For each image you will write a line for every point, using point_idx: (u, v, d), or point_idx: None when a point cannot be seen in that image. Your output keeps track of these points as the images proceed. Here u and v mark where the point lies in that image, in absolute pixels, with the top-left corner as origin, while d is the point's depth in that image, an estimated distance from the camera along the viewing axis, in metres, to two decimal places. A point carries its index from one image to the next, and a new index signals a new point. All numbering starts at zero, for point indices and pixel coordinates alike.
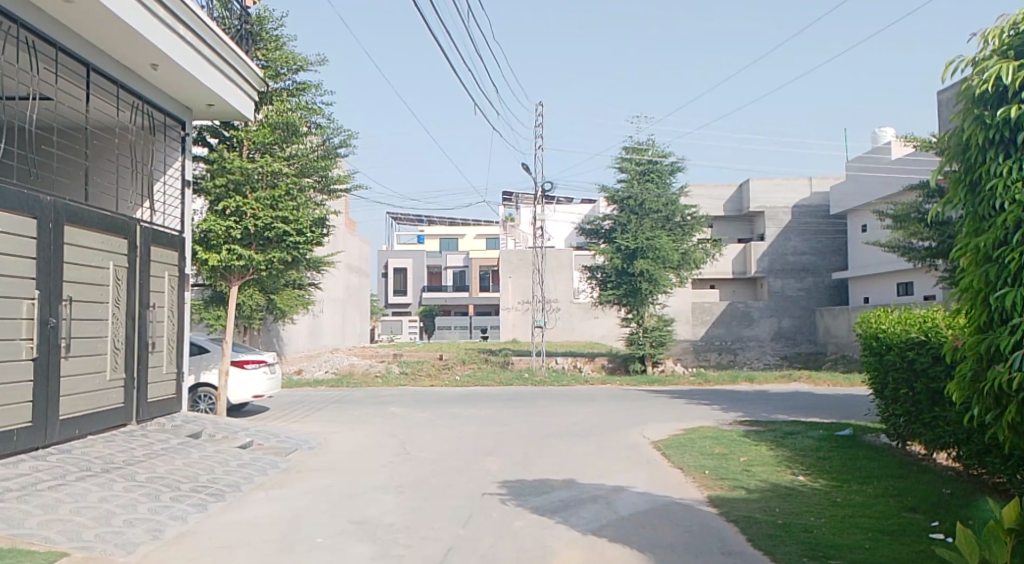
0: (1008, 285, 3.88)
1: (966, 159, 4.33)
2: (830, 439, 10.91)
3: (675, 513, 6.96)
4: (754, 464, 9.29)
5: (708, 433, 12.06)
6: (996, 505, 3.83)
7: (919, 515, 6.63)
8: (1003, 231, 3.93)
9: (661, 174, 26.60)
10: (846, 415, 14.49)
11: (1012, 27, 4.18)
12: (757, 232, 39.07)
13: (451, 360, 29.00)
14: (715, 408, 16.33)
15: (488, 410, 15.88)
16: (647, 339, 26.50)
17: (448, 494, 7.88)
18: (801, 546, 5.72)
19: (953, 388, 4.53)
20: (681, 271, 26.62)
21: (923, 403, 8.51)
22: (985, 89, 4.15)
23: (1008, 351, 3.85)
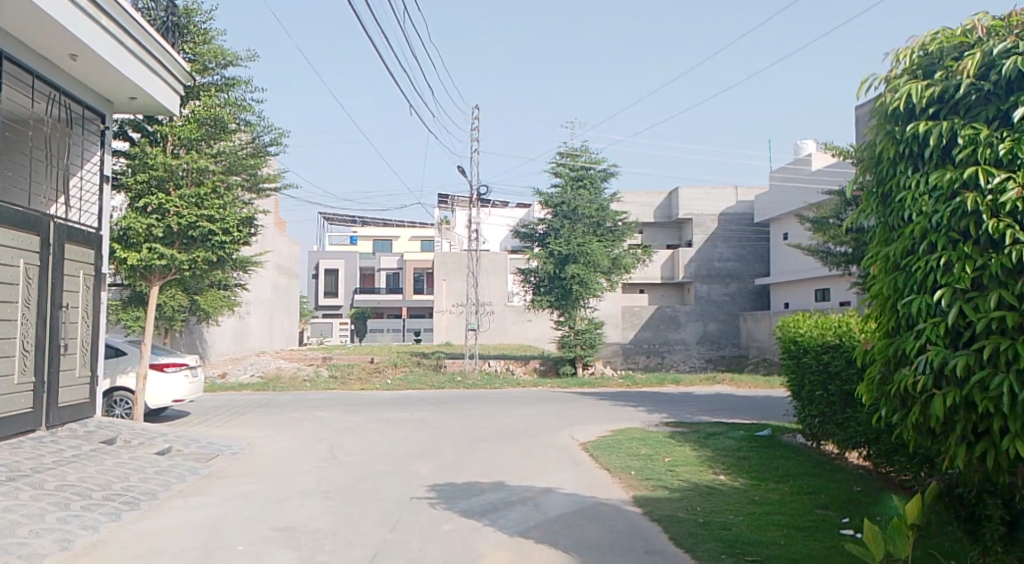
0: (915, 292, 4.10)
1: (879, 171, 4.56)
2: (750, 439, 11.29)
3: (599, 514, 7.07)
4: (678, 464, 9.51)
5: (635, 435, 12.26)
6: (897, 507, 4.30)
7: (830, 512, 6.92)
8: (911, 240, 4.15)
9: (593, 181, 26.99)
10: (766, 417, 14.97)
11: (922, 48, 4.41)
12: (686, 239, 40.07)
13: (382, 363, 28.64)
14: (642, 410, 16.61)
15: (417, 413, 15.75)
16: (578, 342, 26.82)
17: (375, 498, 7.80)
18: (719, 543, 5.91)
19: (863, 390, 4.74)
20: (611, 276, 27.02)
21: (837, 405, 8.87)
22: (897, 106, 4.35)
23: (914, 354, 4.07)
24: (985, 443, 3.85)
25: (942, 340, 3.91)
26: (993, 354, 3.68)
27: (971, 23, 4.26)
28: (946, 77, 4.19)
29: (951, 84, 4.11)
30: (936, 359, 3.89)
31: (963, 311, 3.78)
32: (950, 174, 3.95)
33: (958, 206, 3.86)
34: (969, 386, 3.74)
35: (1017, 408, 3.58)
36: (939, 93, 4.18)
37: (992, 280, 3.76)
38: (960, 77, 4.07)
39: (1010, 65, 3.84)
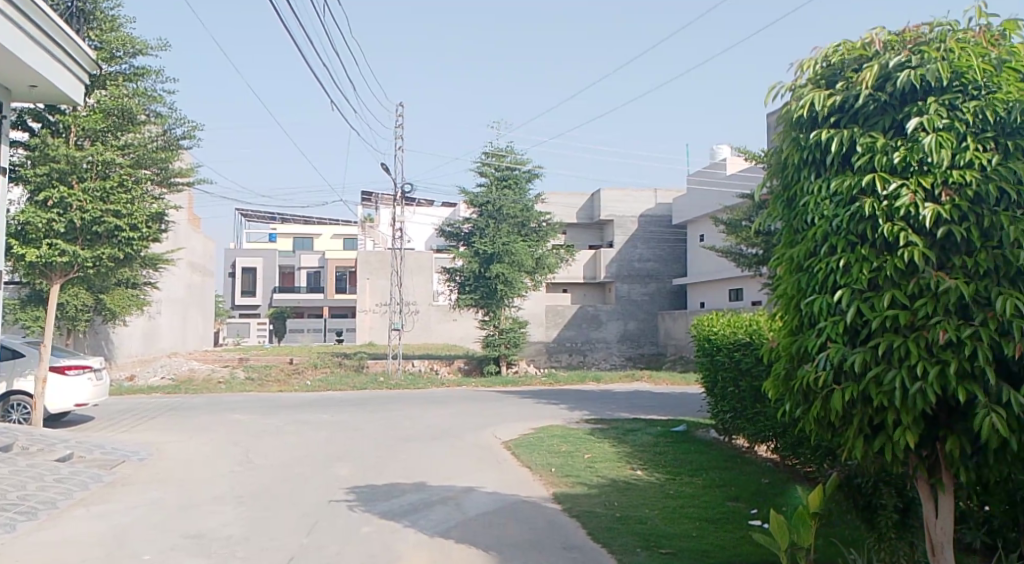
0: (816, 292, 4.30)
1: (785, 176, 4.74)
2: (666, 435, 11.59)
3: (519, 512, 7.12)
4: (597, 461, 9.69)
5: (556, 432, 12.40)
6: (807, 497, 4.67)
7: (740, 504, 7.19)
8: (814, 243, 4.34)
9: (518, 181, 27.10)
10: (682, 412, 15.43)
11: (824, 58, 4.59)
12: (608, 239, 40.82)
13: (302, 363, 28.02)
14: (563, 407, 16.84)
15: (337, 415, 15.48)
16: (502, 341, 26.93)
17: (292, 502, 7.63)
18: (634, 537, 6.06)
19: (769, 386, 4.94)
20: (535, 275, 27.25)
21: (747, 400, 9.22)
22: (802, 114, 4.52)
23: (815, 351, 4.26)
24: (880, 435, 4.08)
25: (842, 338, 4.11)
26: (888, 350, 3.91)
27: (870, 36, 4.45)
28: (846, 87, 4.38)
29: (852, 94, 4.30)
30: (836, 356, 4.09)
31: (861, 309, 4.00)
32: (850, 181, 4.14)
33: (857, 211, 4.06)
34: (866, 381, 3.96)
35: (909, 401, 3.83)
36: (841, 102, 4.37)
37: (887, 281, 3.97)
38: (859, 88, 4.27)
39: (903, 78, 4.07)
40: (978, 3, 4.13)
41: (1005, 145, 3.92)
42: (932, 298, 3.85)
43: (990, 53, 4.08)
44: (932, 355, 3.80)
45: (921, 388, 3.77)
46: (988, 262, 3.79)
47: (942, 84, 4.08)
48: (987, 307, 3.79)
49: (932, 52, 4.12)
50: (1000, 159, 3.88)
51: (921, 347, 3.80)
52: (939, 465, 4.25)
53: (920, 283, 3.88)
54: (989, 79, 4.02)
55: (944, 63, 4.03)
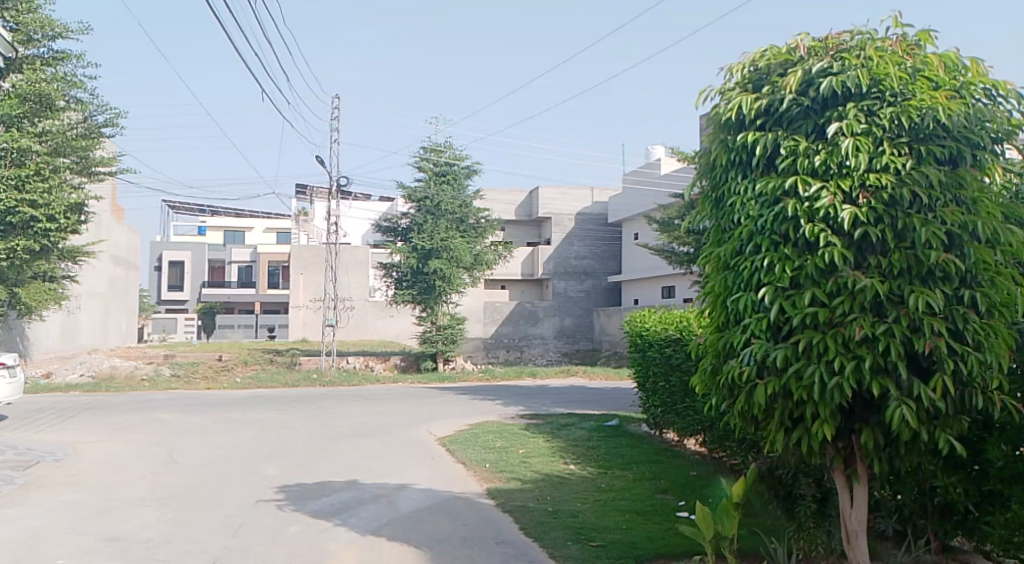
0: (742, 289, 4.42)
1: (714, 177, 4.87)
2: (599, 429, 11.77)
3: (452, 508, 7.11)
4: (531, 456, 9.76)
5: (491, 428, 12.44)
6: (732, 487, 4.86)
7: (669, 496, 7.36)
8: (740, 242, 4.47)
9: (456, 177, 26.95)
10: (615, 407, 15.70)
11: (751, 64, 4.71)
12: (545, 236, 41.12)
13: (231, 360, 27.31)
14: (499, 403, 16.91)
15: (268, 412, 15.16)
16: (439, 337, 26.81)
17: (218, 502, 7.42)
18: (566, 530, 6.13)
19: (697, 380, 5.06)
20: (473, 272, 27.22)
21: (677, 394, 9.44)
22: (730, 117, 4.63)
23: (740, 348, 4.38)
24: (800, 428, 4.24)
25: (765, 335, 4.25)
26: (808, 346, 4.06)
27: (794, 42, 4.58)
28: (772, 91, 4.50)
29: (776, 98, 4.43)
30: (759, 352, 4.22)
31: (783, 307, 4.14)
32: (774, 182, 4.28)
33: (781, 212, 4.20)
34: (787, 376, 4.11)
35: (826, 395, 4.00)
36: (766, 106, 4.49)
37: (808, 279, 4.12)
38: (783, 92, 4.40)
39: (826, 84, 4.21)
40: (895, 14, 4.30)
41: (919, 151, 4.10)
42: (849, 296, 4.02)
43: (906, 62, 4.25)
44: (848, 351, 3.98)
45: (839, 382, 3.94)
46: (901, 262, 3.97)
47: (860, 91, 4.25)
48: (900, 304, 3.98)
49: (851, 59, 4.28)
50: (913, 164, 4.06)
51: (839, 343, 3.97)
52: (854, 456, 4.44)
53: (838, 282, 4.04)
54: (904, 86, 4.19)
55: (863, 70, 4.20)
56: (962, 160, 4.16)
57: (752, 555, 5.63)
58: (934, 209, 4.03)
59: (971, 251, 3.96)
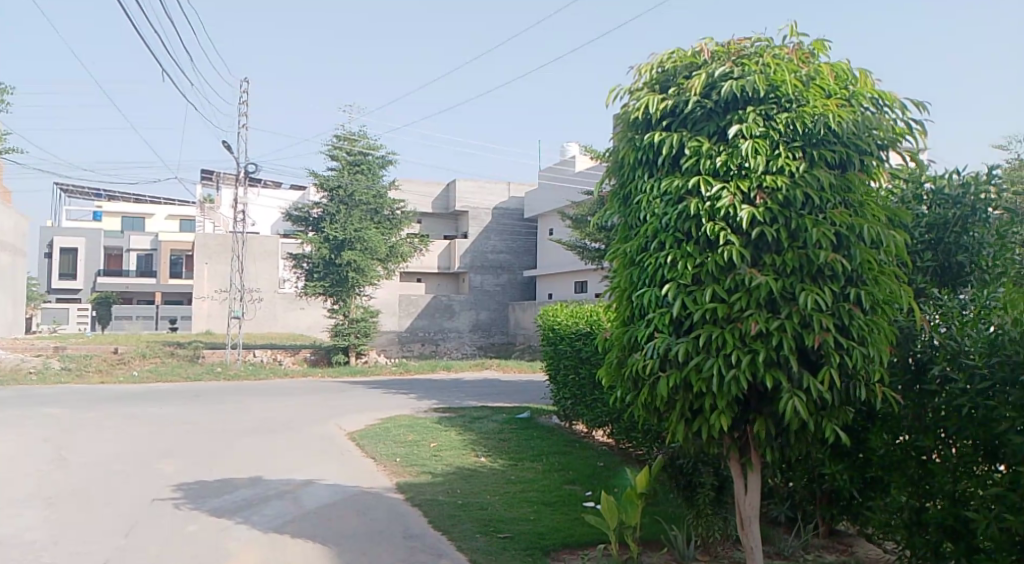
0: (647, 285, 4.54)
1: (622, 175, 4.96)
2: (511, 422, 11.85)
3: (360, 503, 7.00)
4: (443, 449, 9.74)
5: (403, 422, 12.32)
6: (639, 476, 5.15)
7: (576, 487, 7.49)
8: (646, 239, 4.58)
9: (371, 167, 26.55)
10: (527, 400, 15.86)
11: (659, 65, 4.81)
12: (461, 230, 41.04)
13: (128, 353, 25.97)
14: (411, 397, 16.78)
15: (168, 407, 14.51)
16: (351, 330, 26.36)
17: (111, 502, 7.06)
18: (475, 523, 6.15)
19: (603, 373, 5.16)
20: (388, 264, 26.87)
21: (587, 387, 9.62)
22: (638, 116, 4.73)
23: (644, 341, 4.50)
24: (699, 419, 4.40)
25: (668, 329, 4.38)
26: (708, 340, 4.21)
27: (699, 45, 4.72)
28: (678, 93, 4.64)
29: (681, 99, 4.56)
30: (662, 345, 4.34)
31: (684, 302, 4.28)
32: (678, 181, 4.41)
33: (684, 210, 4.34)
34: (688, 369, 4.26)
35: (724, 387, 4.17)
36: (672, 107, 4.62)
37: (708, 276, 4.28)
38: (688, 94, 4.54)
39: (727, 88, 4.37)
40: (792, 23, 4.50)
41: (811, 155, 4.32)
42: (745, 292, 4.19)
43: (801, 70, 4.46)
44: (744, 345, 4.16)
45: (735, 374, 4.12)
46: (795, 260, 4.17)
47: (759, 95, 4.42)
48: (792, 301, 4.18)
49: (752, 65, 4.45)
50: (806, 167, 4.27)
51: (736, 338, 4.15)
52: (748, 445, 4.65)
53: (736, 279, 4.21)
54: (799, 93, 4.40)
55: (762, 76, 4.38)
56: (851, 165, 4.40)
57: (654, 542, 5.80)
58: (826, 211, 4.25)
59: (857, 252, 4.20)
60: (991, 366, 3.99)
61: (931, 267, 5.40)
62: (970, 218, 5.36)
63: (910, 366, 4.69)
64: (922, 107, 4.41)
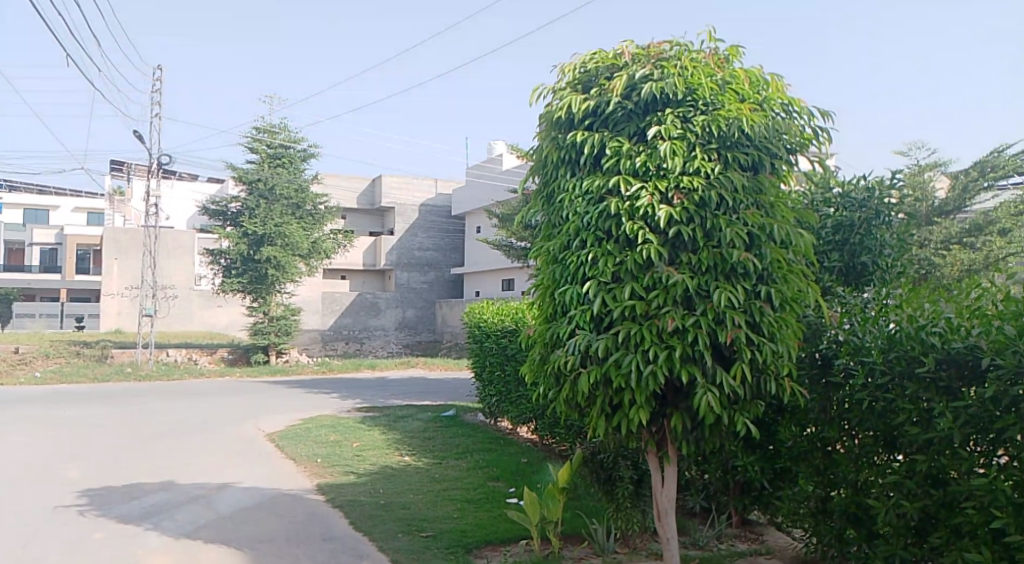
0: (569, 282, 4.59)
1: (545, 173, 5.00)
2: (436, 420, 11.79)
3: (278, 506, 6.83)
4: (365, 449, 9.59)
5: (325, 422, 12.07)
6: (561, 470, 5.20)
7: (499, 483, 7.52)
8: (569, 237, 4.63)
9: (292, 160, 25.93)
10: (452, 398, 15.82)
11: (582, 65, 4.86)
12: (387, 226, 40.56)
13: (30, 353, 24.56)
14: (335, 396, 16.48)
15: (74, 410, 13.80)
16: (272, 329, 25.67)
17: (8, 510, 6.66)
18: (397, 523, 6.09)
19: (526, 369, 5.18)
20: (310, 260, 26.26)
21: (512, 384, 9.67)
22: (561, 115, 4.77)
23: (566, 338, 4.55)
24: (619, 414, 4.48)
25: (589, 325, 4.44)
26: (627, 337, 4.29)
27: (620, 47, 4.80)
28: (599, 93, 4.70)
29: (603, 100, 4.63)
30: (582, 342, 4.40)
31: (605, 299, 4.35)
32: (599, 181, 4.48)
33: (605, 209, 4.40)
34: (607, 365, 4.32)
35: (642, 383, 4.25)
36: (594, 107, 4.68)
37: (627, 275, 4.36)
38: (610, 95, 4.61)
39: (647, 89, 4.47)
40: (709, 28, 4.63)
41: (726, 157, 4.46)
42: (663, 290, 4.29)
43: (716, 74, 4.60)
44: (662, 341, 4.26)
45: (653, 370, 4.21)
46: (708, 259, 4.30)
47: (677, 98, 4.53)
48: (707, 298, 4.30)
49: (670, 67, 4.55)
50: (721, 169, 4.41)
51: (654, 334, 4.24)
52: (665, 439, 4.76)
53: (654, 277, 4.30)
54: (715, 96, 4.53)
55: (679, 79, 4.49)
56: (762, 168, 4.56)
57: (575, 536, 5.88)
58: (738, 211, 4.39)
59: (767, 251, 4.36)
60: (889, 361, 4.22)
61: (837, 267, 5.66)
62: (873, 220, 5.65)
63: (817, 361, 4.90)
64: (828, 115, 4.62)
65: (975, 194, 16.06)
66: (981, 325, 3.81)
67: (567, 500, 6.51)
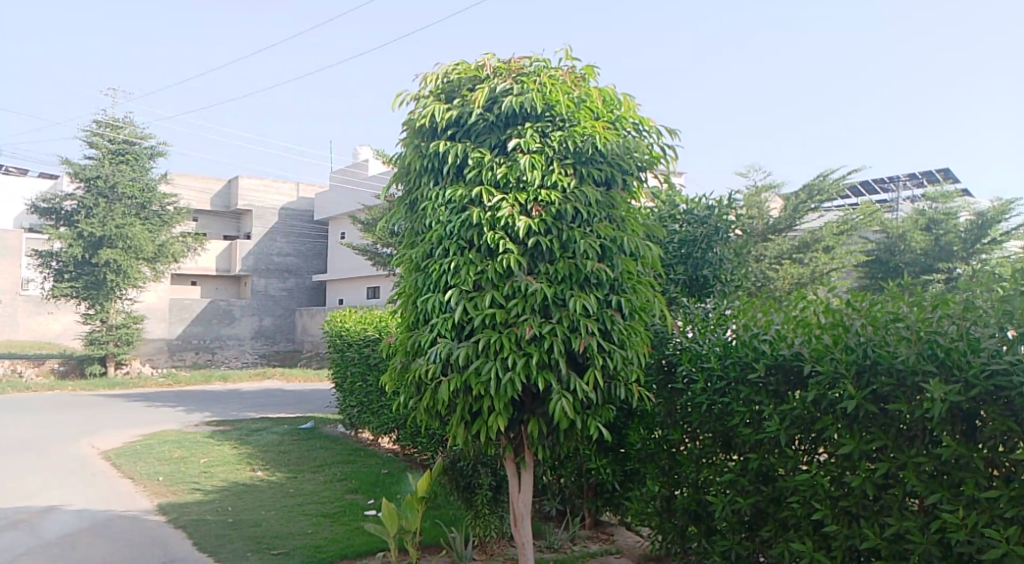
0: (431, 291, 4.59)
1: (408, 182, 4.98)
2: (292, 432, 11.39)
3: (114, 528, 6.33)
4: (213, 465, 9.09)
5: (169, 438, 11.32)
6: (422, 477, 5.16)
7: (358, 496, 7.37)
8: (431, 245, 4.63)
9: (138, 157, 24.21)
10: (309, 409, 15.32)
11: (445, 76, 4.89)
12: (244, 231, 38.76)
13: None
14: (181, 410, 15.48)
15: None
16: (110, 338, 23.78)
17: None
18: (247, 541, 5.82)
19: (386, 379, 5.12)
20: (155, 264, 24.57)
21: (373, 394, 9.52)
22: (424, 124, 4.78)
23: (427, 346, 4.55)
24: (478, 421, 4.51)
25: (450, 333, 4.46)
26: (487, 344, 4.35)
27: (482, 60, 4.87)
28: (461, 104, 4.75)
29: (465, 111, 4.68)
30: (443, 350, 4.40)
31: (466, 307, 4.39)
32: (461, 191, 4.52)
33: (466, 219, 4.45)
34: (468, 373, 4.35)
35: (501, 389, 4.31)
36: (456, 117, 4.73)
37: (488, 283, 4.43)
38: (472, 107, 4.67)
39: (506, 103, 4.56)
40: (566, 47, 4.79)
41: (581, 172, 4.63)
42: (522, 299, 4.39)
43: (573, 92, 4.77)
44: (520, 348, 4.34)
45: (511, 377, 4.28)
46: (564, 269, 4.44)
47: (536, 113, 4.66)
48: (563, 307, 4.44)
49: (530, 83, 4.67)
50: (576, 183, 4.57)
51: (513, 342, 4.32)
52: (522, 445, 4.87)
53: (514, 286, 4.39)
54: (571, 113, 4.70)
55: (538, 94, 4.61)
56: (614, 183, 4.77)
57: (433, 546, 5.86)
58: (592, 224, 4.56)
59: (618, 262, 4.57)
60: (726, 367, 4.53)
61: (682, 278, 6.01)
62: (713, 236, 6.07)
63: (663, 367, 5.17)
64: (674, 134, 4.91)
65: (803, 214, 17.59)
66: (804, 334, 4.18)
67: (426, 511, 6.49)
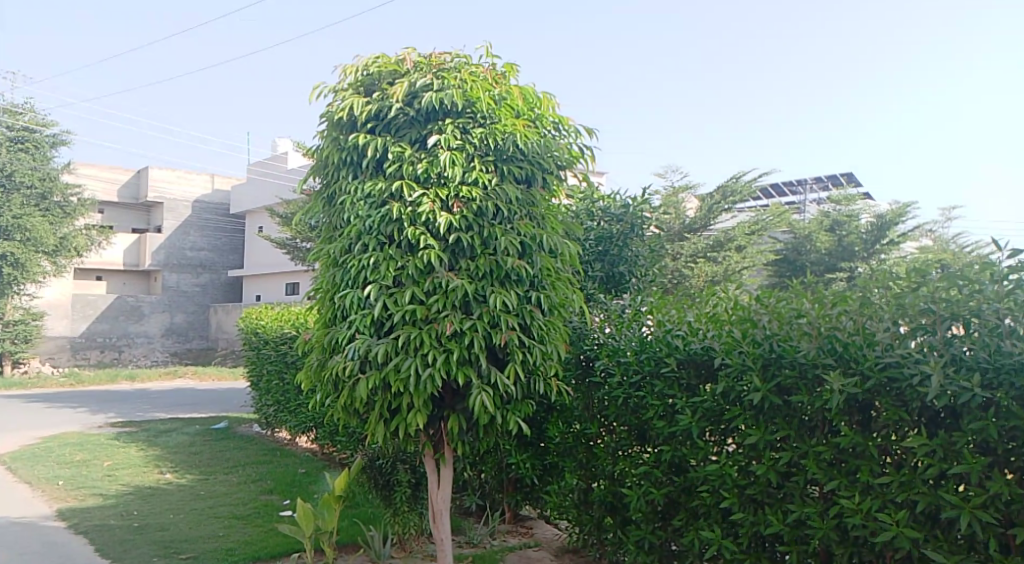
0: (349, 286, 4.51)
1: (326, 175, 4.88)
2: (204, 433, 11.00)
3: (6, 537, 5.95)
4: (119, 468, 8.69)
5: (70, 440, 10.74)
6: (338, 478, 5.07)
7: (273, 496, 7.19)
8: (349, 241, 4.55)
9: (38, 145, 22.86)
10: (222, 409, 14.82)
11: (364, 69, 4.82)
12: (154, 224, 37.15)
13: None
14: (83, 411, 14.70)
15: None
16: (6, 336, 22.40)
17: None
18: (153, 546, 5.60)
19: (302, 376, 5.01)
20: (57, 258, 23.25)
21: (290, 392, 9.31)
22: (342, 116, 4.69)
23: (345, 343, 4.47)
24: (396, 418, 4.48)
25: (369, 329, 4.41)
26: (406, 340, 4.31)
27: (403, 54, 4.83)
28: (381, 98, 4.70)
29: (385, 105, 4.63)
30: (362, 347, 4.34)
31: (385, 303, 4.35)
32: (381, 185, 4.47)
33: (386, 214, 4.41)
34: (387, 369, 4.31)
35: (420, 386, 4.29)
36: (376, 111, 4.67)
37: (408, 279, 4.41)
38: (391, 100, 4.62)
39: (426, 98, 4.54)
40: (486, 45, 4.80)
41: (501, 169, 4.65)
42: (442, 295, 4.38)
43: (494, 89, 4.78)
44: (440, 344, 4.33)
45: (430, 373, 4.26)
46: (485, 265, 4.45)
47: (457, 109, 4.64)
48: (483, 303, 4.45)
49: (450, 79, 4.65)
50: (497, 180, 4.59)
51: (434, 338, 4.31)
52: (442, 441, 4.86)
53: (434, 282, 4.38)
54: (491, 110, 4.71)
55: (459, 90, 4.60)
56: (534, 181, 4.81)
57: (350, 546, 5.77)
58: (512, 221, 4.59)
59: (538, 259, 4.62)
60: (641, 362, 4.65)
61: (599, 275, 6.12)
62: (629, 234, 6.21)
63: (581, 362, 5.26)
64: (592, 134, 4.99)
65: (717, 214, 18.14)
66: (714, 329, 4.33)
67: (343, 511, 6.38)
